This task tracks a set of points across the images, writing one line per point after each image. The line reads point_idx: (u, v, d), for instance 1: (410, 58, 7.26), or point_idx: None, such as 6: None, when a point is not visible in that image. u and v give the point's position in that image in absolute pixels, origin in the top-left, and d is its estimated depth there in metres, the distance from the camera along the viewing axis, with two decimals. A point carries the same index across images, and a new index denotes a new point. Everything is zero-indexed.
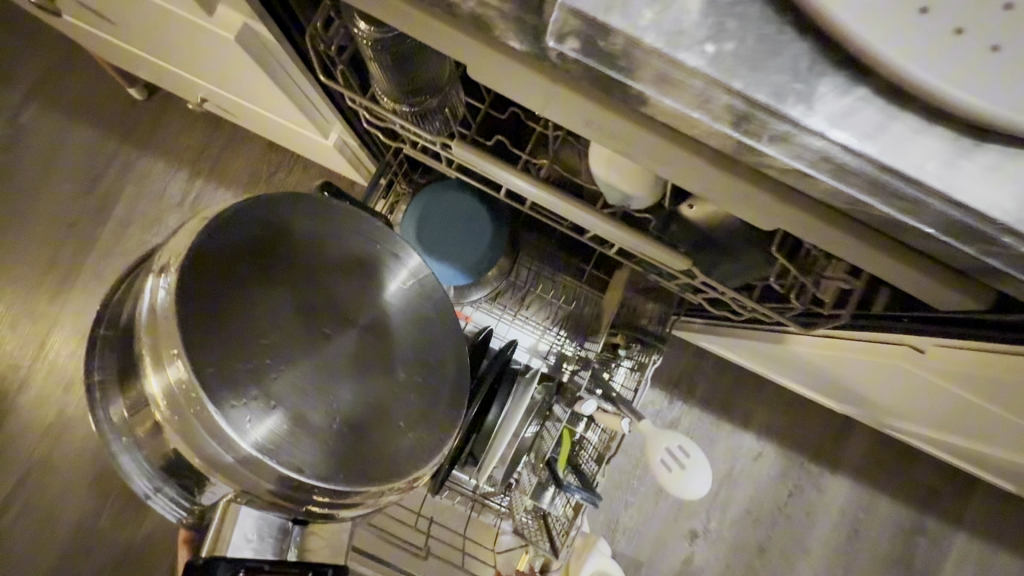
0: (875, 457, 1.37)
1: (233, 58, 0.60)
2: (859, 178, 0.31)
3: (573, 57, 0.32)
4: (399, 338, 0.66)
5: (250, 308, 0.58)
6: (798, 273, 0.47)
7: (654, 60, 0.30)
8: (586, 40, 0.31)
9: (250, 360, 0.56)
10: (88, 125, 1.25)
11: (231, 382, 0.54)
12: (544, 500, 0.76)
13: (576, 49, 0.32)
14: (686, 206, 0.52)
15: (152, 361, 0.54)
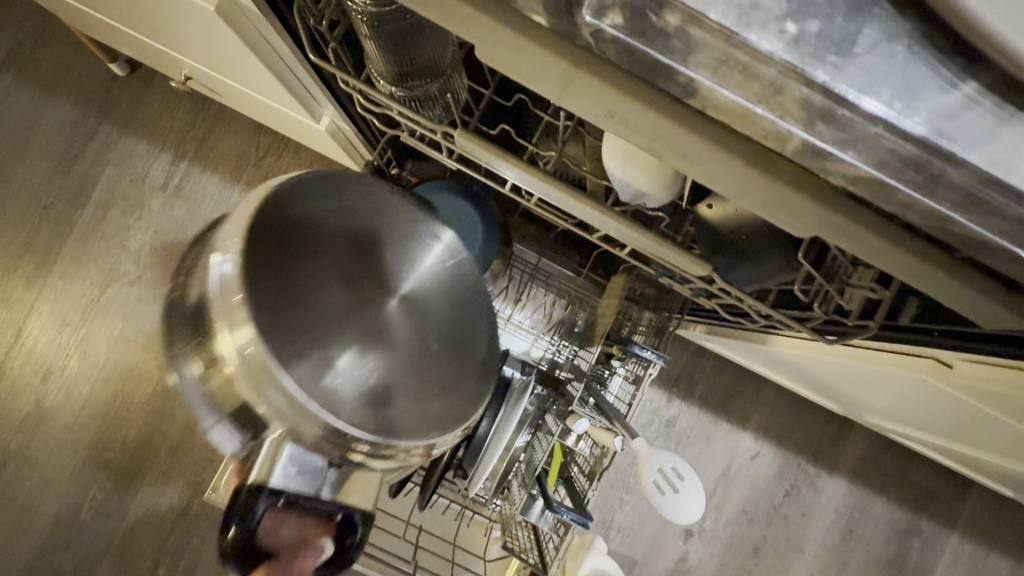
0: (872, 458, 1.37)
1: (217, 33, 0.55)
2: (947, 189, 0.29)
3: (611, 36, 0.29)
4: (442, 309, 0.55)
5: (294, 263, 0.49)
6: (823, 280, 0.44)
7: (718, 41, 0.27)
8: (638, 15, 0.28)
9: (300, 319, 0.48)
10: (66, 102, 1.19)
11: (284, 339, 0.47)
12: (531, 512, 0.73)
13: (618, 26, 0.28)
14: (704, 206, 0.49)
15: (220, 322, 0.45)
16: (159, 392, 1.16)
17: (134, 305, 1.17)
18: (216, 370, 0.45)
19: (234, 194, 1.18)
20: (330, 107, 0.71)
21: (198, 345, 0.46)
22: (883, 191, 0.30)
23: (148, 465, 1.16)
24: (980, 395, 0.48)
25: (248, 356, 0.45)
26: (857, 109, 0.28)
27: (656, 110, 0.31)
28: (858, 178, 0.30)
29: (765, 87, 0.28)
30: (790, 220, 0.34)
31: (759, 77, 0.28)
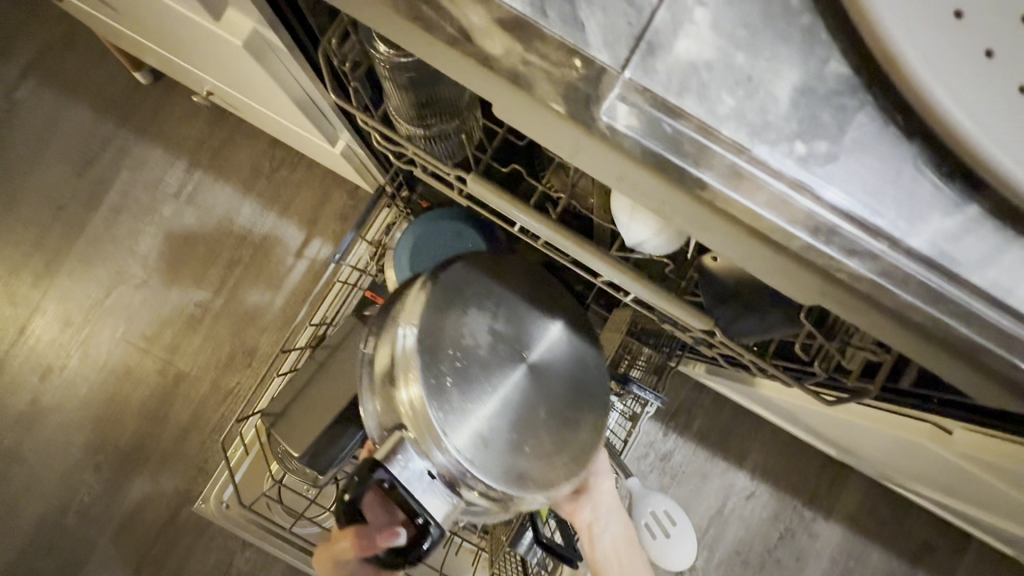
0: (869, 505, 1.34)
1: (242, 62, 0.56)
2: (951, 304, 0.30)
3: (628, 136, 0.31)
4: (559, 377, 0.66)
5: (451, 332, 0.63)
6: (824, 342, 0.44)
7: (726, 151, 0.30)
8: (654, 123, 0.30)
9: (449, 377, 0.61)
10: (88, 106, 1.21)
11: (441, 393, 0.60)
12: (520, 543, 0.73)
13: (634, 127, 0.31)
14: (709, 258, 0.49)
15: (403, 376, 0.60)
16: (154, 398, 1.16)
17: (137, 309, 1.17)
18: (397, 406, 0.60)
19: (245, 204, 1.19)
20: (345, 133, 0.72)
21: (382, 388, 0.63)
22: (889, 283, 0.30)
23: (138, 471, 1.15)
24: (978, 463, 0.48)
25: (417, 406, 0.59)
26: (856, 227, 0.29)
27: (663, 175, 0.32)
28: (863, 280, 0.30)
29: (774, 194, 0.30)
30: (791, 287, 0.34)
31: (768, 188, 0.30)
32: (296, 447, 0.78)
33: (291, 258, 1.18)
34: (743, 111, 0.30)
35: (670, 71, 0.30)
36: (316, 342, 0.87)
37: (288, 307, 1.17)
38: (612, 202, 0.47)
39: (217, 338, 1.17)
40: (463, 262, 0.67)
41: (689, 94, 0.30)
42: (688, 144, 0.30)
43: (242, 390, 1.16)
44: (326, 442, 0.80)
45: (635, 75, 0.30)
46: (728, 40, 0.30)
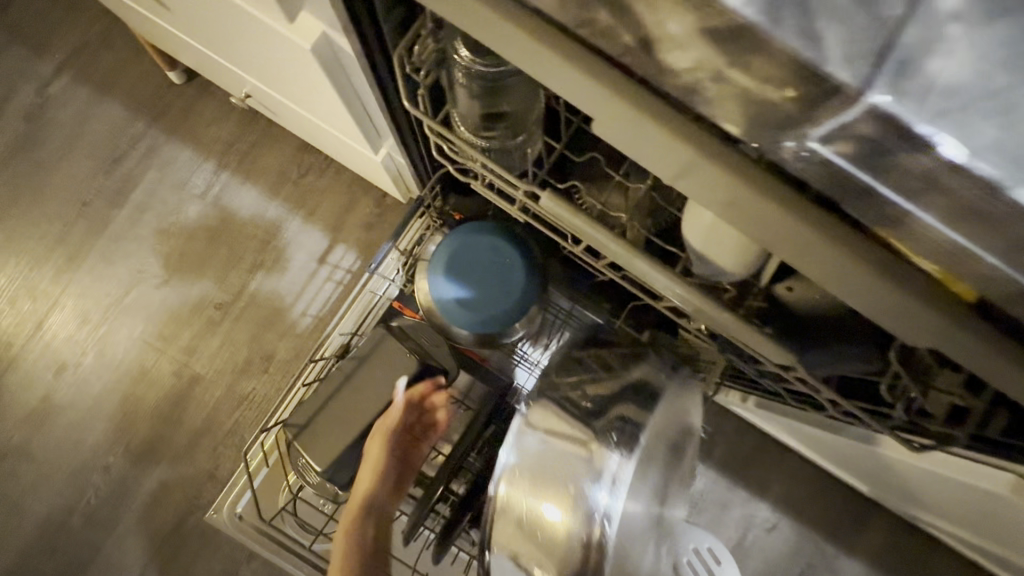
0: (895, 543, 1.29)
1: (301, 66, 0.56)
2: None
3: (833, 161, 0.27)
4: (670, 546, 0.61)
5: (645, 468, 0.56)
6: (912, 382, 0.41)
7: (964, 185, 0.24)
8: (875, 147, 0.25)
9: (629, 507, 0.53)
10: (120, 104, 1.21)
11: (621, 518, 0.52)
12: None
13: (845, 155, 0.26)
14: (783, 288, 0.47)
15: (596, 479, 0.53)
16: (168, 400, 1.14)
17: (156, 309, 1.15)
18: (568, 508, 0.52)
19: (271, 208, 1.18)
20: (390, 139, 0.71)
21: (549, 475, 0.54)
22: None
23: (147, 476, 1.12)
24: None
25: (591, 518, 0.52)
26: None
27: (771, 196, 0.30)
28: None
29: (1009, 242, 0.25)
30: (905, 327, 0.32)
31: (1003, 230, 0.25)
32: (319, 461, 0.75)
33: (314, 263, 1.17)
34: (1007, 144, 0.24)
35: (921, 94, 0.24)
36: (343, 352, 0.86)
37: (309, 314, 1.15)
38: (683, 222, 0.45)
39: (235, 341, 1.15)
40: (631, 386, 0.64)
41: (941, 119, 0.24)
42: (910, 177, 0.26)
43: (257, 397, 1.14)
44: (350, 457, 0.77)
45: (881, 97, 0.24)
46: (986, 59, 0.25)
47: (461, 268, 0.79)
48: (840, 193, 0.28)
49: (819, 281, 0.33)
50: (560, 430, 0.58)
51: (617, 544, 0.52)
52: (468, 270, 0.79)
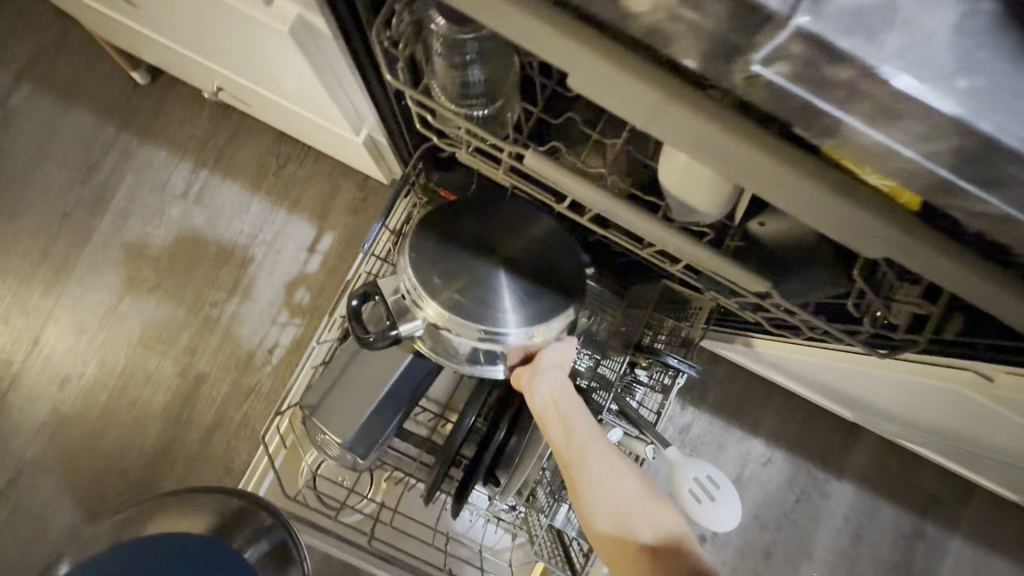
0: (880, 463, 1.38)
1: (274, 48, 0.56)
2: None
3: (773, 83, 0.27)
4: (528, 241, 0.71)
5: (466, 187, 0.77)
6: (872, 296, 0.45)
7: (884, 95, 0.26)
8: (804, 65, 0.26)
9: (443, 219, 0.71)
10: (87, 111, 1.19)
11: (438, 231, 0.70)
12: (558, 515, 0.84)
13: (782, 73, 0.27)
14: (756, 223, 0.51)
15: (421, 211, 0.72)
16: (176, 400, 1.16)
17: (152, 313, 1.16)
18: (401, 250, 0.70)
19: (255, 203, 1.18)
20: (371, 122, 0.72)
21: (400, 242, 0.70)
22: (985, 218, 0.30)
23: (164, 477, 1.14)
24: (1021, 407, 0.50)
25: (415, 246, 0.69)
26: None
27: (732, 132, 0.31)
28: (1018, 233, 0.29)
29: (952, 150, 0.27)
30: (861, 238, 0.34)
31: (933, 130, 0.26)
32: (340, 432, 0.81)
33: (303, 253, 1.18)
34: (908, 49, 0.25)
35: (844, 11, 0.25)
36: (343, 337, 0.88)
37: (305, 304, 1.17)
38: (658, 165, 0.48)
39: (235, 338, 1.17)
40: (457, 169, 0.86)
41: (858, 33, 0.25)
42: (858, 91, 0.26)
43: (264, 388, 1.16)
44: (368, 427, 0.81)
45: (807, 19, 0.24)
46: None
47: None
48: (856, 113, 0.27)
49: (780, 205, 0.34)
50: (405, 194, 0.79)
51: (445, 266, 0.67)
52: None
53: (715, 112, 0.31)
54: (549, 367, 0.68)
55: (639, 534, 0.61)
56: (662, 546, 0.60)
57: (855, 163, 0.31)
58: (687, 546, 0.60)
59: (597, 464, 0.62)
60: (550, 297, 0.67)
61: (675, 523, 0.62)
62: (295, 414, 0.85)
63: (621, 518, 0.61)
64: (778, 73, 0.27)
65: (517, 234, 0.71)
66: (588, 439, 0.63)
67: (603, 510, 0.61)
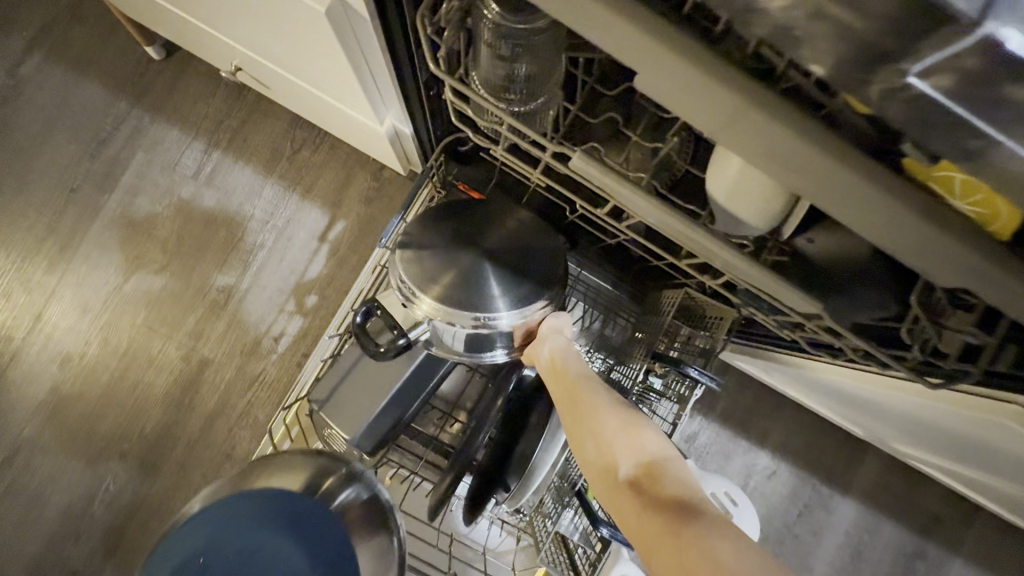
0: (885, 482, 1.36)
1: (306, 27, 0.53)
2: None
3: (925, 96, 0.25)
4: (515, 229, 0.69)
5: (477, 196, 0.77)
6: (928, 325, 0.43)
7: None
8: (971, 78, 0.23)
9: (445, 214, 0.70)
10: (98, 85, 1.16)
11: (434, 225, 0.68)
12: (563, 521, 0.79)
13: (943, 87, 0.24)
14: (806, 242, 0.49)
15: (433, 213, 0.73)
16: (179, 385, 1.13)
17: (157, 294, 1.14)
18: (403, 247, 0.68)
19: (267, 187, 1.15)
20: (397, 112, 0.69)
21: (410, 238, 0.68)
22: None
23: (163, 462, 1.12)
24: None
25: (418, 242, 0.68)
26: None
27: (814, 144, 0.29)
28: None
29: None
30: (938, 268, 0.31)
31: None
32: (348, 429, 0.78)
33: (314, 241, 1.15)
34: None
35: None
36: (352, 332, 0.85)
37: (313, 293, 1.15)
38: (707, 174, 0.45)
39: (242, 324, 1.14)
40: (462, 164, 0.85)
41: None
42: (1004, 107, 0.24)
43: (268, 377, 1.14)
44: (376, 425, 0.79)
45: (1001, 27, 0.22)
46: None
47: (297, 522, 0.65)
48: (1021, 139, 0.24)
49: (853, 226, 0.31)
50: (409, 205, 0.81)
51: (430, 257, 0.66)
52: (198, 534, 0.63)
53: (800, 124, 0.29)
54: (551, 332, 0.68)
55: (619, 464, 0.53)
56: (645, 475, 0.52)
57: (939, 185, 0.30)
58: (674, 476, 0.51)
59: (586, 399, 0.59)
60: (539, 269, 0.67)
61: (667, 455, 0.54)
62: (303, 407, 0.83)
63: (604, 445, 0.55)
64: (936, 86, 0.24)
65: (507, 225, 0.69)
66: (579, 380, 0.61)
67: (581, 443, 0.57)
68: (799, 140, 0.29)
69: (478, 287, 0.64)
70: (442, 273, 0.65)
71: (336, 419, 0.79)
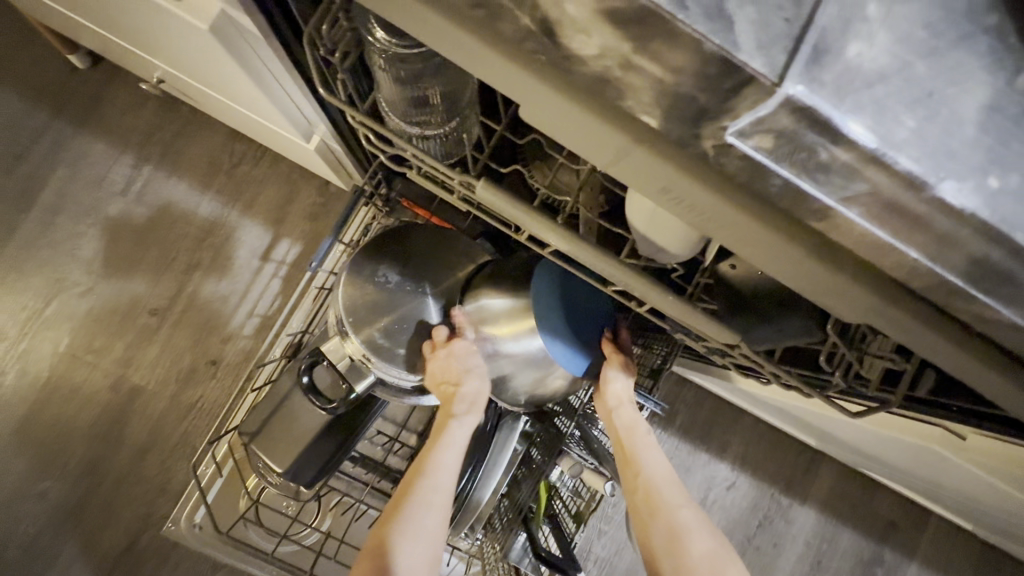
0: (842, 489, 1.38)
1: (201, 43, 0.49)
2: None
3: (756, 158, 0.24)
4: (461, 278, 0.75)
5: (417, 226, 0.78)
6: (848, 353, 0.43)
7: (895, 178, 0.23)
8: (788, 140, 0.23)
9: (392, 257, 0.76)
10: (16, 96, 1.09)
11: (379, 268, 0.75)
12: (512, 547, 0.75)
13: (762, 150, 0.24)
14: (727, 266, 0.47)
15: (373, 248, 0.76)
16: (107, 415, 1.06)
17: (82, 320, 1.06)
18: (351, 287, 0.73)
19: (204, 204, 1.10)
20: (322, 129, 0.65)
21: (355, 280, 0.74)
22: (973, 304, 0.27)
23: (91, 499, 1.05)
24: (987, 467, 0.49)
25: (367, 289, 0.73)
26: None
27: (704, 182, 0.27)
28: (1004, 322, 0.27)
29: (937, 232, 0.24)
30: (839, 305, 0.30)
31: (935, 228, 0.24)
32: (280, 462, 0.74)
33: (256, 260, 1.10)
34: (928, 136, 0.23)
35: (841, 80, 0.23)
36: (288, 362, 0.80)
37: (255, 314, 1.09)
38: (627, 199, 0.44)
39: (176, 348, 1.08)
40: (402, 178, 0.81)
41: (862, 112, 0.23)
42: (833, 174, 0.24)
43: (206, 404, 1.08)
44: (313, 457, 0.75)
45: (797, 88, 0.22)
46: (909, 38, 0.24)
47: (563, 286, 0.66)
48: (858, 205, 0.24)
49: (746, 258, 0.30)
50: (353, 233, 0.83)
51: (381, 307, 0.73)
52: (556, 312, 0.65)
53: (684, 161, 0.27)
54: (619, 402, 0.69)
55: None
56: None
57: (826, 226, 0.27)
58: None
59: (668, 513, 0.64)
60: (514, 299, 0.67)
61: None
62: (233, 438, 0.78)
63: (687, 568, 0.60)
64: (759, 146, 0.24)
65: (453, 271, 0.75)
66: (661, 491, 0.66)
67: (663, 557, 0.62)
68: (681, 178, 0.27)
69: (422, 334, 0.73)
70: (382, 317, 0.72)
71: (267, 452, 0.75)
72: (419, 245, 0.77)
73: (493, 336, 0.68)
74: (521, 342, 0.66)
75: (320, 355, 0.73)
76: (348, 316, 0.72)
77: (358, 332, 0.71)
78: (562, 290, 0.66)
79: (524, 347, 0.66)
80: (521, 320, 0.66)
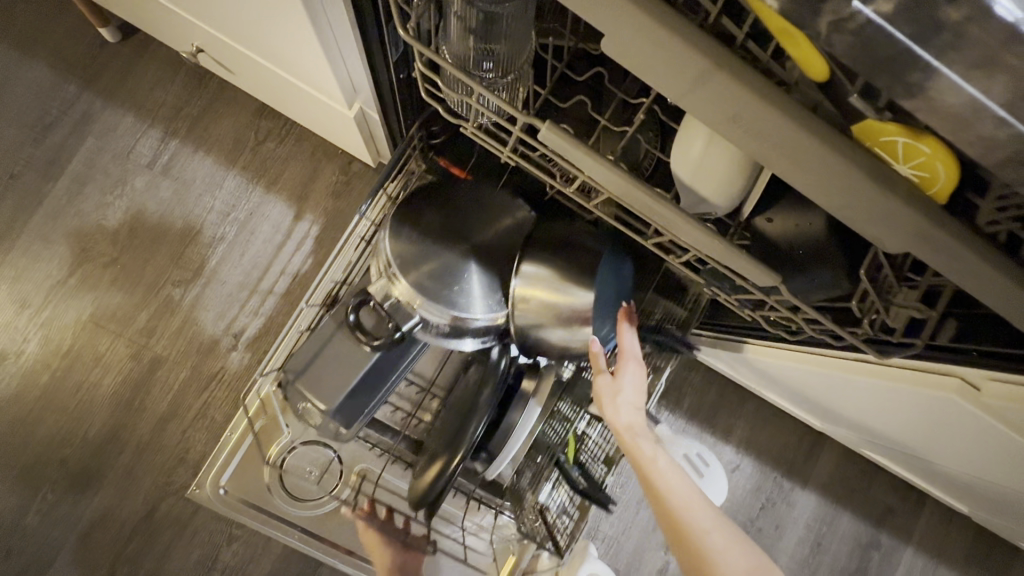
0: (842, 474, 1.41)
1: None
2: None
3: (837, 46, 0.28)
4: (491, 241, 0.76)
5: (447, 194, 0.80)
6: (879, 300, 0.45)
7: (992, 42, 0.26)
8: (895, 13, 0.26)
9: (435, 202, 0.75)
10: (46, 67, 1.10)
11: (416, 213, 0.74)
12: (542, 490, 0.80)
13: (884, 13, 0.26)
14: (764, 219, 0.50)
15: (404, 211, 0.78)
16: (127, 385, 1.07)
17: (105, 289, 1.07)
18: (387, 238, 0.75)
19: (229, 178, 1.12)
20: (367, 94, 0.68)
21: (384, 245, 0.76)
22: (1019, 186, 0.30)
23: (110, 468, 1.06)
24: (1001, 416, 0.50)
25: (412, 229, 0.73)
26: None
27: (770, 101, 0.30)
28: None
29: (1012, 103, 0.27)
30: (883, 228, 0.34)
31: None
32: (325, 402, 0.76)
33: (278, 234, 1.12)
34: None
35: None
36: (327, 311, 0.82)
37: (277, 287, 1.11)
38: (673, 150, 0.47)
39: (197, 321, 1.09)
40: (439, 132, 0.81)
41: None
42: (943, 35, 0.26)
43: (227, 375, 1.10)
44: (355, 398, 0.77)
45: None
46: None
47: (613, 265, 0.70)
48: (967, 70, 0.27)
49: (798, 187, 0.34)
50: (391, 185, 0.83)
51: (429, 251, 0.73)
52: (606, 292, 0.68)
53: (754, 84, 0.30)
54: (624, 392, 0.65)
55: None
56: None
57: (886, 151, 0.32)
58: None
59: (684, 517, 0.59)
60: (559, 267, 0.69)
61: None
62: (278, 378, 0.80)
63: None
64: (878, 14, 0.26)
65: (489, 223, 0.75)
66: (673, 497, 0.61)
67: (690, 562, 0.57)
68: (755, 93, 0.30)
69: (467, 276, 0.72)
70: (428, 259, 0.72)
71: (314, 390, 0.76)
72: (457, 199, 0.76)
73: (539, 298, 0.68)
74: (569, 309, 0.67)
75: (368, 295, 0.72)
76: (394, 257, 0.72)
77: (407, 271, 0.71)
78: (612, 273, 0.69)
79: (570, 314, 0.67)
80: (572, 291, 0.67)
